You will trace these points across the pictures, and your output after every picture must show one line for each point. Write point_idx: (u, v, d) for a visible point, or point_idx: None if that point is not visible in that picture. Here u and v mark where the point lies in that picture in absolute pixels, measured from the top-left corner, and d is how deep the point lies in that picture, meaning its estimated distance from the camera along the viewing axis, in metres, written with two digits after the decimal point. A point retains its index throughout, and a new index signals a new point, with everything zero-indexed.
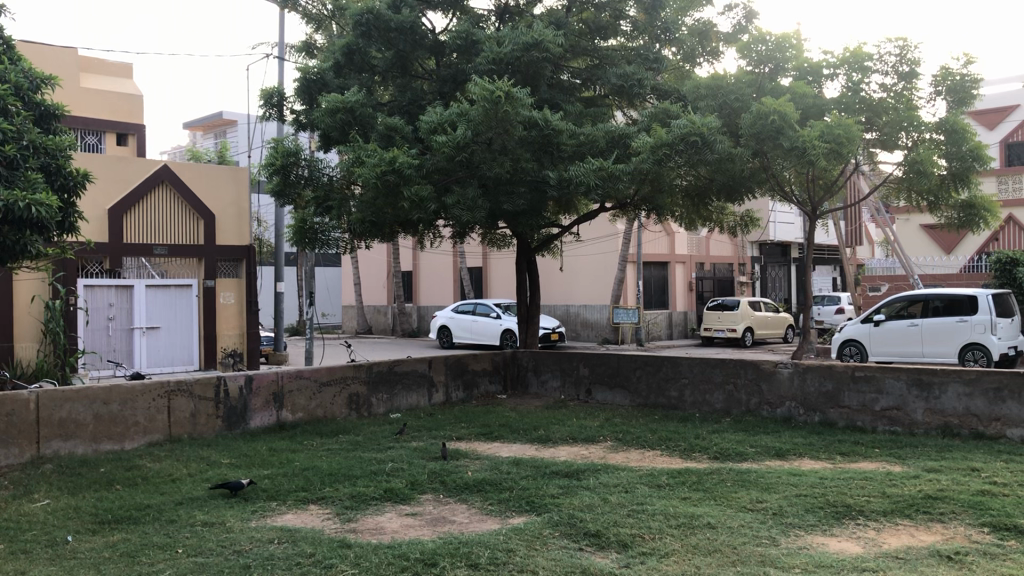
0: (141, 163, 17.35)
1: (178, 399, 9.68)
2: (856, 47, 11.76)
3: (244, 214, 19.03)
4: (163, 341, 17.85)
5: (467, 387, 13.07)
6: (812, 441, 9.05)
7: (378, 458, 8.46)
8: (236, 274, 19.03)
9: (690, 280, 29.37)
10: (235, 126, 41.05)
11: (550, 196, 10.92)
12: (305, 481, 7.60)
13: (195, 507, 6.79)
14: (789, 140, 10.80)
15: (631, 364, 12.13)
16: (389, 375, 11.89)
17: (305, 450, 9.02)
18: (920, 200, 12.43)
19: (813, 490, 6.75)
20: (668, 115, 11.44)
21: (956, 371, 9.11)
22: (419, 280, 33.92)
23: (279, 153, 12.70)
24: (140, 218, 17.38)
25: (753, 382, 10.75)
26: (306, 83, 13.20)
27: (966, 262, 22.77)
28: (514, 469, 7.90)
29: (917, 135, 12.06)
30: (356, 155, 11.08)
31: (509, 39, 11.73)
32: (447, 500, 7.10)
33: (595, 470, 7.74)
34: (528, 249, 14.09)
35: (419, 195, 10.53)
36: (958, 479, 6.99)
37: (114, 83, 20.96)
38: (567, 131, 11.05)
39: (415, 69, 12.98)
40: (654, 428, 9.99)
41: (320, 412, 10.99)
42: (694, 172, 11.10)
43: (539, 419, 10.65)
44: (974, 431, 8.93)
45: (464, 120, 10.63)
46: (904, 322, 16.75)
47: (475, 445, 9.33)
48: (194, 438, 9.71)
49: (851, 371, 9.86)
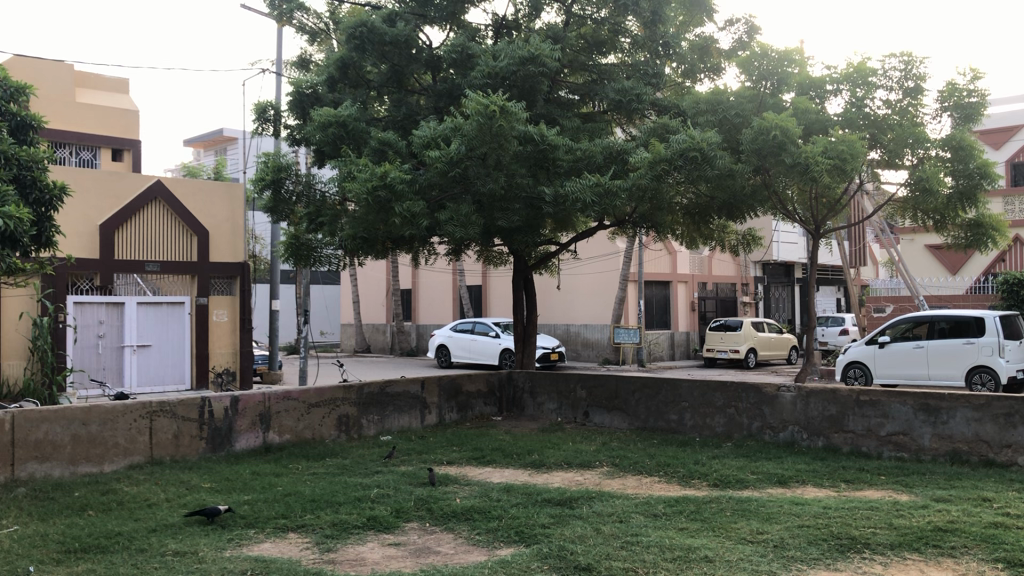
0: (133, 178, 17.14)
1: (160, 420, 9.37)
2: (858, 62, 11.42)
3: (238, 230, 18.81)
4: (155, 360, 17.56)
5: (461, 409, 12.76)
6: (815, 468, 8.73)
7: (364, 483, 8.15)
8: (230, 292, 18.76)
9: (692, 300, 29.07)
10: (235, 143, 40.96)
11: (546, 213, 10.65)
12: (286, 508, 7.30)
13: (168, 536, 6.48)
14: (791, 156, 10.49)
15: (629, 386, 11.81)
16: (380, 396, 11.59)
17: (289, 475, 8.70)
18: (925, 219, 12.02)
19: (817, 521, 6.41)
20: (667, 131, 11.19)
21: (965, 396, 8.79)
22: (418, 298, 33.62)
23: (270, 168, 12.46)
24: (133, 234, 17.14)
25: (755, 406, 10.43)
26: (299, 97, 13.01)
27: (971, 283, 22.47)
28: (505, 496, 7.57)
29: (922, 153, 11.69)
30: (348, 170, 10.84)
31: (505, 53, 11.52)
32: (433, 529, 6.78)
33: (590, 498, 7.40)
34: (526, 268, 13.80)
35: (411, 212, 10.29)
36: (970, 510, 6.65)
37: (108, 98, 20.72)
38: (564, 146, 10.81)
39: (411, 84, 12.77)
40: (652, 453, 9.67)
41: (308, 434, 10.68)
42: (694, 188, 10.83)
43: (533, 443, 10.33)
44: (984, 458, 8.58)
45: (458, 135, 10.38)
46: (910, 344, 16.44)
47: (466, 470, 9.01)
48: (176, 461, 9.40)
49: (855, 396, 9.55)
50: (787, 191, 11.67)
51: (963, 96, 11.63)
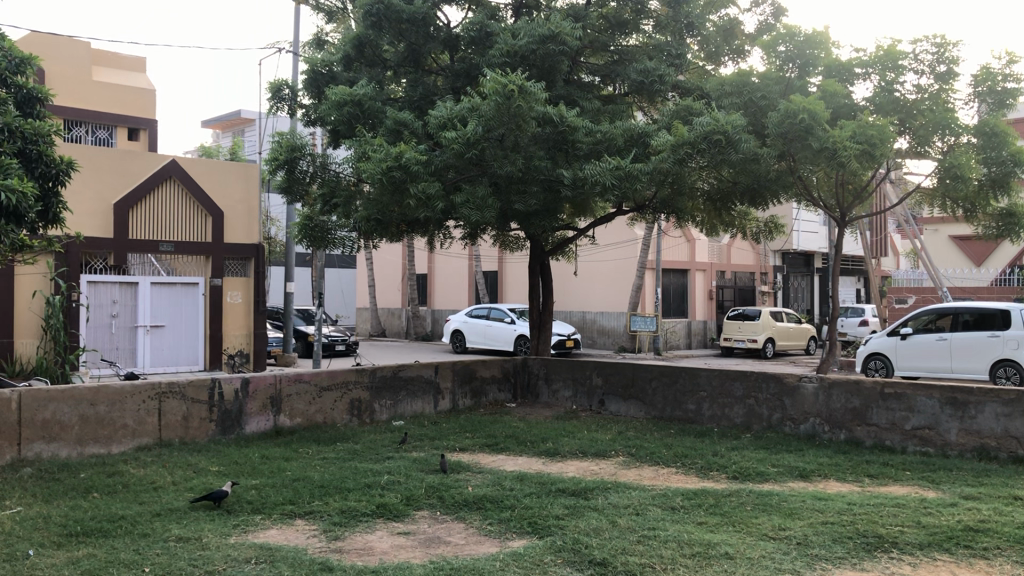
0: (149, 157, 17.01)
1: (170, 401, 9.23)
2: (889, 44, 10.97)
3: (254, 212, 18.66)
4: (168, 340, 17.46)
5: (475, 395, 12.58)
6: (838, 461, 8.48)
7: (374, 469, 7.97)
8: (244, 274, 18.64)
9: (709, 288, 28.76)
10: (252, 124, 40.90)
11: (565, 197, 10.39)
12: (294, 493, 7.13)
13: (173, 520, 6.33)
14: (818, 140, 10.11)
15: (646, 374, 11.59)
16: (393, 380, 11.42)
17: (299, 459, 8.54)
18: (952, 209, 11.44)
19: (841, 518, 6.18)
20: (690, 113, 10.93)
21: (995, 390, 8.50)
22: (434, 283, 33.46)
23: (283, 147, 12.26)
24: (147, 213, 17.01)
25: (775, 397, 10.19)
26: (314, 76, 12.80)
27: (996, 275, 22.00)
28: (518, 485, 7.37)
29: (952, 140, 11.07)
30: (362, 150, 10.64)
31: (525, 31, 11.29)
32: (444, 518, 6.60)
33: (605, 489, 7.19)
34: (542, 252, 13.57)
35: (426, 193, 10.09)
36: (1001, 509, 6.41)
37: (124, 77, 20.57)
38: (584, 128, 10.57)
39: (429, 64, 12.55)
40: (669, 443, 9.45)
41: (319, 418, 10.53)
42: (717, 173, 10.54)
43: (548, 431, 10.12)
44: (1013, 454, 8.30)
45: (475, 116, 10.16)
46: (932, 336, 16.12)
47: (479, 457, 8.83)
48: (185, 443, 9.27)
49: (880, 388, 9.29)
50: (813, 178, 11.35)
51: (997, 82, 11.05)
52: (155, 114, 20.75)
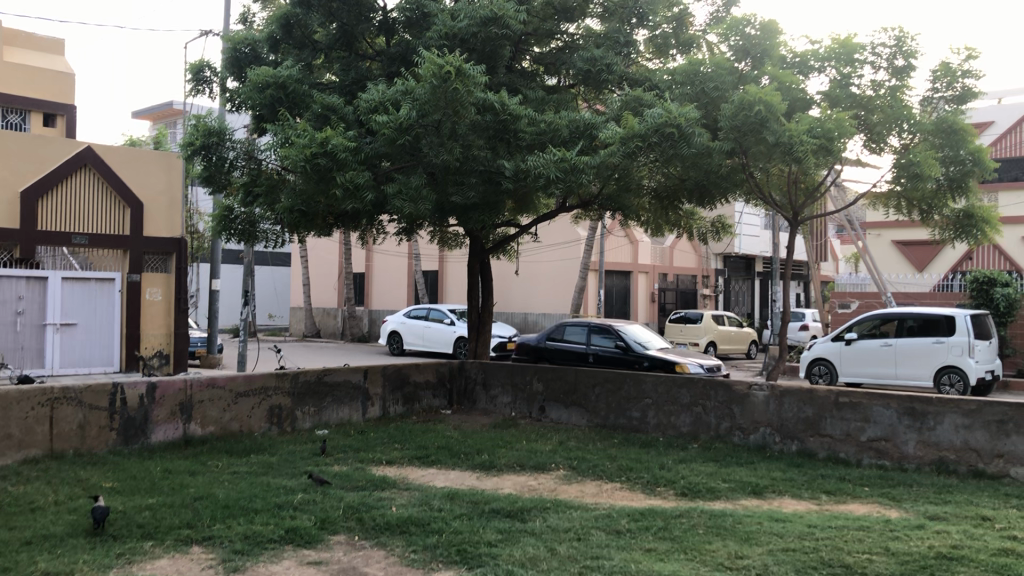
0: (60, 143, 15.90)
1: (63, 408, 8.29)
2: (846, 35, 10.25)
3: (176, 205, 17.63)
4: (80, 340, 16.34)
5: (408, 402, 11.82)
6: (792, 476, 7.94)
7: (287, 486, 7.18)
8: (164, 270, 17.56)
9: (652, 291, 28.37)
10: (184, 116, 39.50)
11: (504, 189, 9.76)
12: (193, 515, 6.31)
13: (45, 550, 5.49)
14: (774, 134, 9.40)
15: (589, 380, 10.97)
16: (317, 386, 10.60)
17: (205, 474, 7.70)
18: (908, 210, 10.76)
19: (803, 544, 5.60)
20: (640, 104, 10.27)
21: (955, 401, 8.06)
22: (372, 282, 32.52)
23: (199, 131, 11.35)
24: (58, 204, 15.86)
25: (724, 405, 9.63)
26: (236, 56, 11.95)
27: (939, 281, 21.85)
28: (447, 505, 6.63)
29: (909, 137, 10.23)
30: (286, 135, 9.80)
31: (464, 12, 10.65)
32: (362, 544, 5.84)
33: (544, 510, 6.51)
34: (482, 250, 12.84)
35: (354, 182, 9.33)
36: (971, 532, 5.89)
37: (41, 58, 19.29)
38: (526, 117, 9.94)
39: (363, 48, 11.79)
40: (613, 455, 8.82)
41: (235, 426, 9.66)
42: (667, 168, 9.94)
43: (483, 442, 9.39)
44: (973, 469, 7.87)
45: (409, 99, 9.48)
46: (877, 342, 15.77)
47: (407, 472, 8.09)
48: (80, 454, 8.34)
49: (834, 397, 8.80)
50: (765, 177, 10.78)
51: (957, 78, 10.42)
52: (73, 99, 19.53)
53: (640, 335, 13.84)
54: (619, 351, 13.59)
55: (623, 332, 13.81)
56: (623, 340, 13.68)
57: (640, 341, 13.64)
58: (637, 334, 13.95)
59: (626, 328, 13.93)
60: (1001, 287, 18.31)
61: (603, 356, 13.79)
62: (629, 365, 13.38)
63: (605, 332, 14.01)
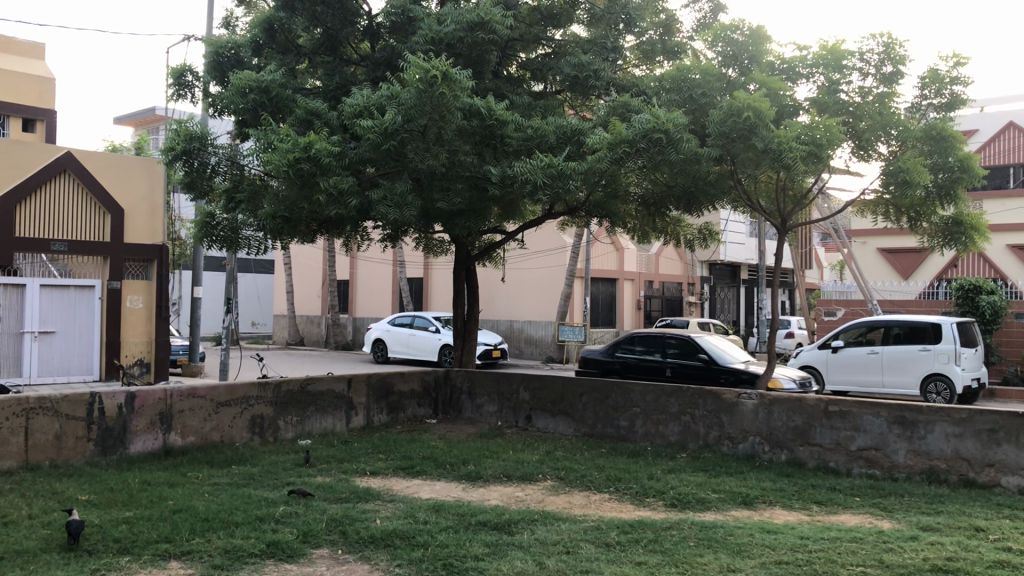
0: (39, 148, 15.67)
1: (39, 419, 8.09)
2: (834, 41, 10.20)
3: (157, 211, 17.41)
4: (59, 348, 16.08)
5: (392, 411, 11.66)
6: (782, 486, 7.85)
7: (269, 498, 7.02)
8: (145, 277, 17.33)
9: (637, 298, 28.32)
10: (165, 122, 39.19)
11: (491, 195, 9.65)
12: (171, 529, 6.14)
13: (16, 567, 5.30)
14: (763, 140, 9.33)
15: (576, 389, 10.85)
16: (300, 395, 10.44)
17: (185, 486, 7.52)
18: (897, 217, 10.77)
19: (796, 556, 5.49)
20: (628, 110, 10.19)
21: (945, 409, 7.99)
22: (356, 289, 32.31)
23: (181, 136, 11.18)
24: (37, 210, 15.62)
25: (712, 414, 9.53)
26: (218, 60, 11.79)
27: (924, 289, 21.90)
28: (433, 518, 6.49)
29: (897, 144, 10.19)
30: (269, 140, 9.65)
31: (450, 16, 10.55)
32: (345, 558, 5.69)
33: (531, 522, 6.38)
34: (468, 257, 12.71)
35: (338, 188, 9.19)
36: (965, 543, 5.80)
37: (20, 63, 19.04)
38: (513, 122, 9.84)
39: (347, 53, 11.66)
40: (600, 465, 8.70)
41: (216, 436, 9.48)
42: (655, 174, 9.86)
43: (469, 452, 9.25)
44: (964, 478, 7.80)
45: (394, 104, 9.36)
46: (864, 350, 15.66)
47: (391, 483, 7.95)
48: (56, 466, 8.14)
49: (823, 406, 8.72)
50: (752, 184, 10.70)
51: (946, 84, 10.39)
52: (53, 104, 19.29)
53: (722, 349, 13.31)
54: (701, 365, 13.06)
55: (705, 346, 13.26)
56: (706, 355, 13.14)
57: (723, 355, 13.10)
58: (717, 346, 13.40)
59: (707, 341, 13.37)
60: (986, 295, 18.36)
61: (682, 369, 13.30)
62: (711, 379, 12.86)
63: (683, 346, 13.47)
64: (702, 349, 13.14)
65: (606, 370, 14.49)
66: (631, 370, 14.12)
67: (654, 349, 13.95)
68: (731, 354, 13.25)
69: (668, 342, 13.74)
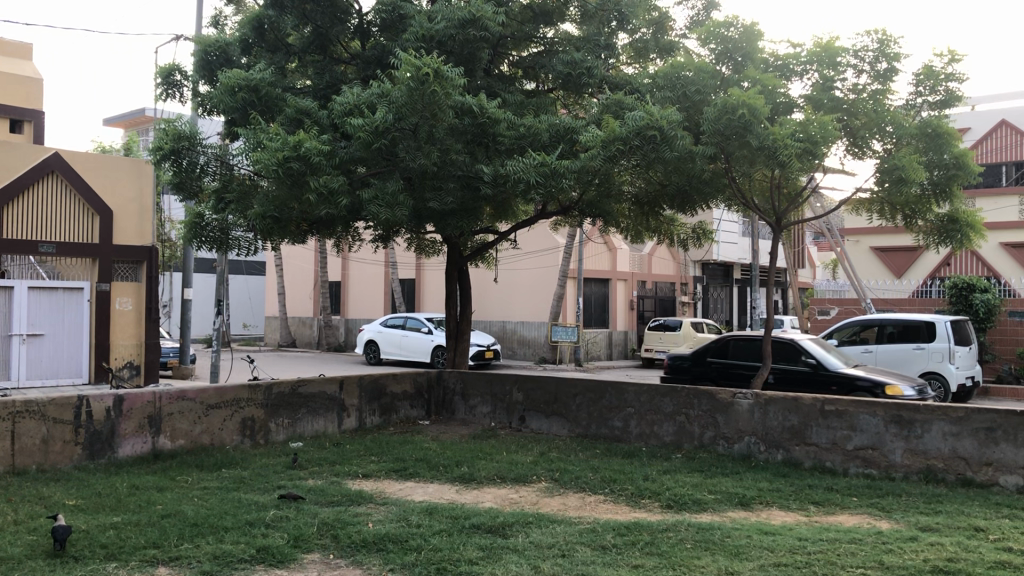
0: (26, 149, 15.52)
1: (26, 422, 7.96)
2: (827, 37, 10.14)
3: (146, 212, 17.26)
4: (47, 351, 15.93)
5: (384, 413, 11.56)
6: (779, 486, 7.77)
7: (260, 502, 6.91)
8: (134, 278, 17.18)
9: (630, 298, 28.26)
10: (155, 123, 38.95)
11: (483, 195, 9.56)
12: (159, 534, 6.03)
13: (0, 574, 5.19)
14: (758, 138, 9.26)
15: (570, 390, 10.77)
16: (291, 397, 10.32)
17: (174, 490, 7.40)
18: (892, 215, 10.71)
19: (795, 558, 5.41)
20: (621, 107, 10.11)
21: (942, 408, 7.93)
22: (348, 290, 32.17)
23: (169, 136, 11.06)
24: (24, 211, 15.46)
25: (708, 414, 9.46)
26: (207, 58, 11.68)
27: (917, 288, 21.89)
28: (426, 521, 6.39)
29: (892, 142, 10.15)
30: (258, 139, 9.54)
31: (441, 14, 10.46)
32: (337, 563, 5.59)
33: (526, 524, 6.29)
34: (460, 257, 12.60)
35: (328, 187, 9.09)
36: (966, 544, 5.72)
37: (7, 63, 18.87)
38: (505, 121, 9.76)
39: (338, 52, 11.56)
40: (595, 466, 8.61)
41: (206, 439, 9.36)
42: (649, 172, 9.79)
43: (462, 453, 9.15)
44: (962, 477, 7.74)
45: (385, 102, 9.28)
46: (857, 349, 15.54)
47: (384, 485, 7.85)
48: (43, 470, 8.01)
49: (820, 405, 8.65)
50: (747, 182, 10.63)
51: (941, 81, 10.34)
52: (41, 105, 19.12)
53: (828, 352, 11.37)
54: (808, 370, 11.03)
55: (810, 350, 11.25)
56: (812, 359, 11.18)
57: (833, 361, 11.11)
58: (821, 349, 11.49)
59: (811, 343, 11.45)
60: (980, 293, 18.35)
61: (783, 376, 11.26)
62: (819, 387, 10.84)
63: (784, 350, 11.45)
64: (807, 352, 11.21)
65: (695, 377, 12.57)
66: (723, 378, 12.21)
67: (750, 354, 11.99)
68: (842, 360, 11.23)
69: (766, 346, 11.75)
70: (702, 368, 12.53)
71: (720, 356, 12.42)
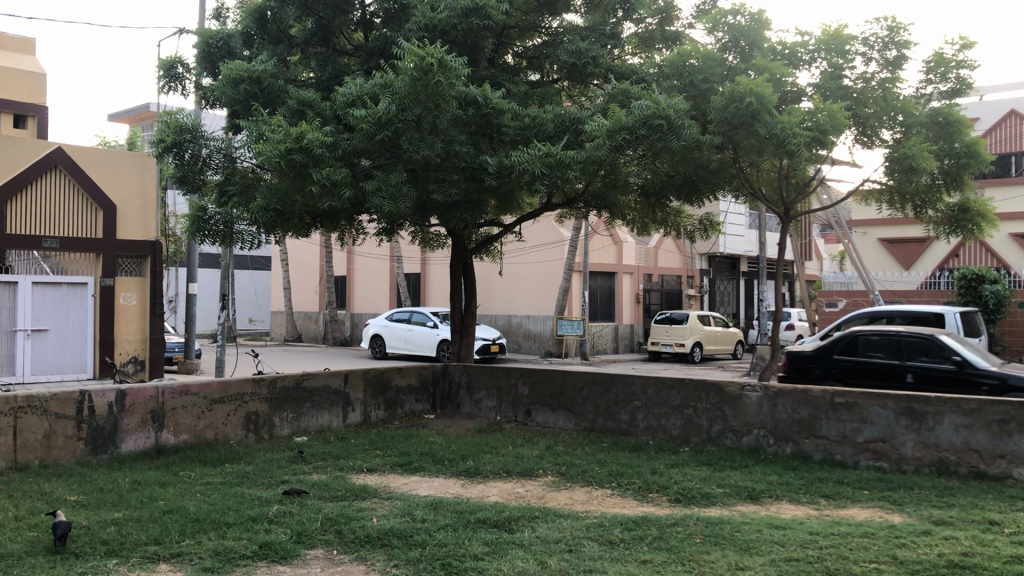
0: (29, 144, 15.45)
1: (28, 418, 7.90)
2: (835, 25, 10.01)
3: (150, 206, 17.20)
4: (52, 346, 15.89)
5: (389, 407, 11.48)
6: (789, 480, 7.66)
7: (263, 497, 6.83)
8: (138, 273, 17.12)
9: (637, 291, 28.15)
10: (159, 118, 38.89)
11: (488, 186, 9.46)
12: (161, 530, 5.95)
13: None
14: (766, 127, 9.13)
15: (576, 383, 10.67)
16: (296, 391, 10.25)
17: (177, 485, 7.33)
18: (902, 205, 10.57)
19: (806, 553, 5.31)
20: (627, 97, 10.00)
21: (954, 400, 7.81)
22: (354, 285, 32.11)
23: (170, 129, 10.98)
24: (28, 206, 15.41)
25: (716, 407, 9.36)
26: (208, 51, 11.59)
27: (926, 279, 21.74)
28: (431, 516, 6.31)
29: (902, 131, 10.00)
30: (260, 131, 9.44)
31: (445, 3, 10.35)
32: (341, 558, 5.50)
33: (532, 519, 6.20)
34: (465, 250, 12.51)
35: (331, 179, 8.99)
36: (981, 538, 5.62)
37: (10, 58, 18.80)
38: (509, 111, 9.65)
39: (341, 43, 11.46)
40: (602, 460, 8.52)
41: (210, 434, 9.29)
42: (655, 162, 9.68)
43: (467, 447, 9.06)
44: (975, 470, 7.62)
45: (388, 92, 9.18)
46: None
47: (389, 480, 7.76)
48: (46, 466, 7.95)
49: (829, 398, 8.54)
50: (754, 172, 10.51)
51: (951, 69, 10.20)
52: (44, 100, 19.05)
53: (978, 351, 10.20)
54: (953, 369, 9.97)
55: (956, 347, 10.18)
56: (960, 357, 10.04)
57: (983, 360, 9.96)
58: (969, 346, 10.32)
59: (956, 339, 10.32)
60: (989, 284, 18.20)
61: (926, 375, 10.24)
62: (968, 388, 9.76)
63: (927, 348, 10.38)
64: (954, 350, 10.08)
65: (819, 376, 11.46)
66: (853, 377, 11.05)
67: (884, 352, 10.89)
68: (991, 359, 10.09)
69: (905, 343, 10.68)
70: (826, 367, 11.41)
71: (847, 353, 11.22)
